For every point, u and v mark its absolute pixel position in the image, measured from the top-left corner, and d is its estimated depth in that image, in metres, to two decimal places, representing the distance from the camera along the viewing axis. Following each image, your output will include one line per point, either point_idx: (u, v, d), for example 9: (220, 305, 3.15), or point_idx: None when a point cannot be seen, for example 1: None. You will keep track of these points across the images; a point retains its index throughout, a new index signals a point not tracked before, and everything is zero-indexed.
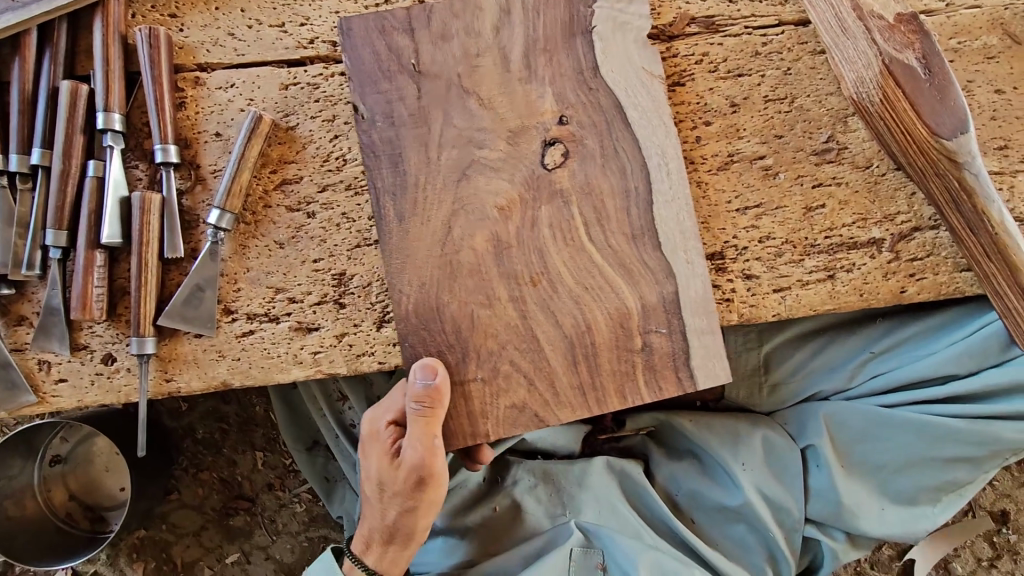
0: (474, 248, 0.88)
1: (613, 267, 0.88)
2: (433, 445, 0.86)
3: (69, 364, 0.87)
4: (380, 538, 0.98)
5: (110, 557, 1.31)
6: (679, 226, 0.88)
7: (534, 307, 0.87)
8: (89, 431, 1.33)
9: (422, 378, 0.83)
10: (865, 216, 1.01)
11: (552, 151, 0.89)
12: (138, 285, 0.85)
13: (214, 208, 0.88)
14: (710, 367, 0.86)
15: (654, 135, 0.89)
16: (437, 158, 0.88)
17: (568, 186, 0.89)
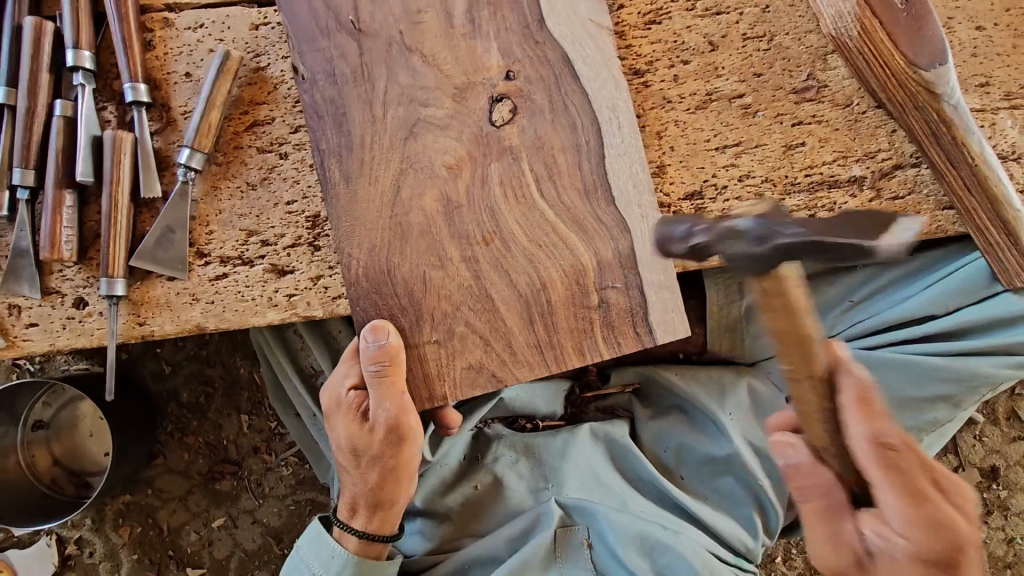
0: (423, 206, 0.85)
1: (570, 214, 0.86)
2: (404, 403, 0.85)
3: (40, 308, 0.86)
4: (366, 503, 0.96)
5: (95, 522, 1.31)
6: (631, 178, 0.87)
7: (488, 267, 0.85)
8: (72, 395, 1.32)
9: (373, 340, 0.81)
10: (846, 154, 1.00)
11: (499, 108, 0.87)
12: (108, 226, 0.84)
13: (185, 147, 0.86)
14: (668, 318, 0.85)
15: (604, 88, 0.88)
16: (383, 116, 0.86)
17: (518, 143, 0.86)
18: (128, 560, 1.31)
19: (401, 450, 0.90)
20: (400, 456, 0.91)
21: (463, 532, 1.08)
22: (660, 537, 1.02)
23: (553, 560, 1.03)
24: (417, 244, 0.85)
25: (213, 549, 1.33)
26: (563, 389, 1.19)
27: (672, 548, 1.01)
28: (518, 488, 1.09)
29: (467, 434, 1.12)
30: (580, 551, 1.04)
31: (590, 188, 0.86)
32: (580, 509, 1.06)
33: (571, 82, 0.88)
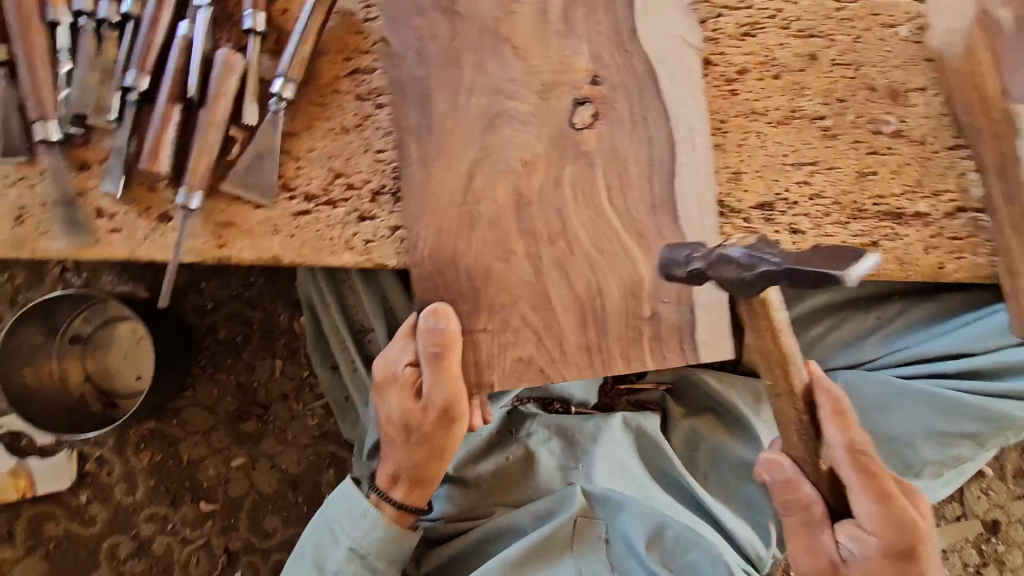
0: (494, 199, 0.81)
1: (635, 228, 0.81)
2: (457, 386, 0.81)
3: (126, 215, 0.89)
4: (408, 477, 0.92)
5: (118, 443, 1.33)
6: (699, 200, 0.82)
7: (550, 265, 0.81)
8: (114, 315, 1.34)
9: (433, 321, 0.78)
10: (914, 189, 1.02)
11: (581, 111, 0.82)
12: (200, 138, 0.87)
13: (278, 78, 0.88)
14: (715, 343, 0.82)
15: (686, 108, 0.82)
16: (466, 102, 0.81)
17: (594, 149, 0.82)
18: (144, 485, 1.32)
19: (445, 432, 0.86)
20: (444, 437, 0.87)
21: (496, 500, 1.10)
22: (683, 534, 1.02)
23: (570, 548, 1.03)
24: (485, 235, 0.80)
25: (228, 488, 1.34)
26: (599, 379, 1.18)
27: (693, 549, 1.01)
28: (548, 468, 1.10)
29: (501, 411, 1.15)
30: (597, 544, 1.04)
31: (656, 206, 0.81)
32: (604, 499, 1.06)
33: (655, 96, 0.83)
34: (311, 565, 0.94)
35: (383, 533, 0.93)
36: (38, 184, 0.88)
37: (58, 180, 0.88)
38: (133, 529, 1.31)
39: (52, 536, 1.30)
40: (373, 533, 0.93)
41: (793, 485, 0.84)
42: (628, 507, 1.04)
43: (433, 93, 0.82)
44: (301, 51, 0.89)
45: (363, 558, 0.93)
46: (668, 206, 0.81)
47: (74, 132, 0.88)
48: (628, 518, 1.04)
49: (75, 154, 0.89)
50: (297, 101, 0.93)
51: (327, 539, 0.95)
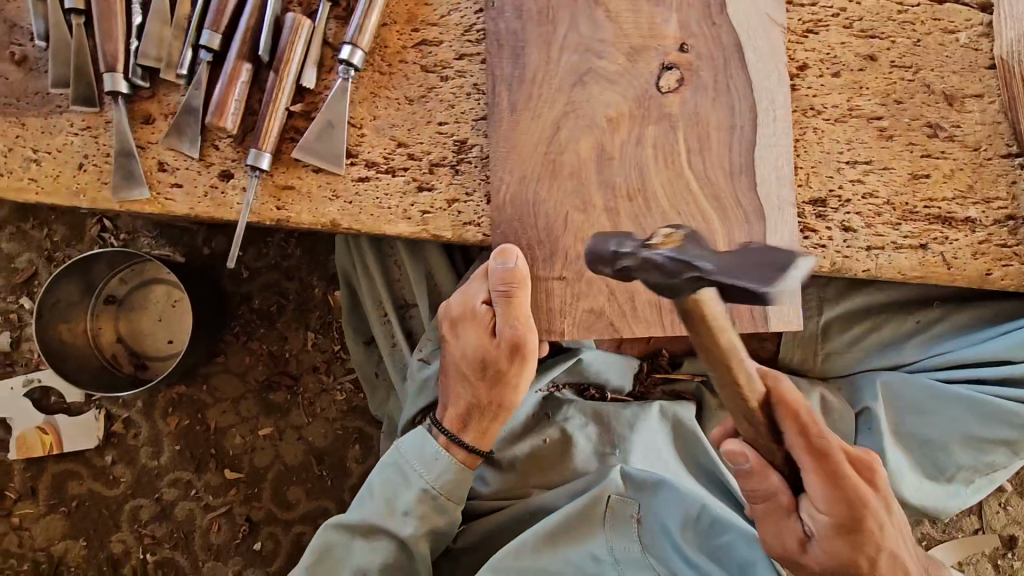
0: (578, 152, 0.87)
1: (712, 193, 0.87)
2: (526, 324, 0.85)
3: (188, 171, 0.89)
4: (471, 408, 0.92)
5: (146, 406, 1.32)
6: (778, 171, 0.87)
7: (626, 218, 0.86)
8: (149, 278, 1.34)
9: (502, 262, 0.84)
10: (965, 194, 1.03)
11: (668, 76, 0.87)
12: (269, 99, 0.87)
13: (346, 45, 0.88)
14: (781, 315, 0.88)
15: (768, 80, 0.88)
16: (557, 59, 0.87)
17: (677, 112, 0.87)
18: (170, 449, 1.32)
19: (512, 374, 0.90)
20: (516, 376, 0.91)
21: (533, 482, 1.10)
22: (718, 519, 1.02)
23: (602, 526, 1.02)
24: (567, 185, 0.86)
25: (254, 457, 1.34)
26: (632, 365, 1.18)
27: (728, 531, 1.01)
28: (585, 450, 1.10)
29: (537, 394, 1.13)
30: (629, 524, 1.03)
31: (733, 171, 0.87)
32: (637, 479, 1.06)
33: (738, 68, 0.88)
34: (383, 505, 0.92)
35: (457, 473, 0.92)
36: (100, 135, 0.88)
37: (120, 131, 0.87)
38: (156, 493, 1.31)
39: (75, 495, 1.30)
40: (446, 474, 0.92)
41: (759, 472, 0.81)
42: (663, 487, 1.05)
43: (526, 54, 0.87)
44: (370, 19, 0.88)
45: (436, 499, 0.92)
46: (747, 173, 0.87)
47: (140, 85, 0.88)
48: (663, 499, 1.05)
49: (140, 107, 0.89)
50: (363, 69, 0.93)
51: (397, 480, 0.93)
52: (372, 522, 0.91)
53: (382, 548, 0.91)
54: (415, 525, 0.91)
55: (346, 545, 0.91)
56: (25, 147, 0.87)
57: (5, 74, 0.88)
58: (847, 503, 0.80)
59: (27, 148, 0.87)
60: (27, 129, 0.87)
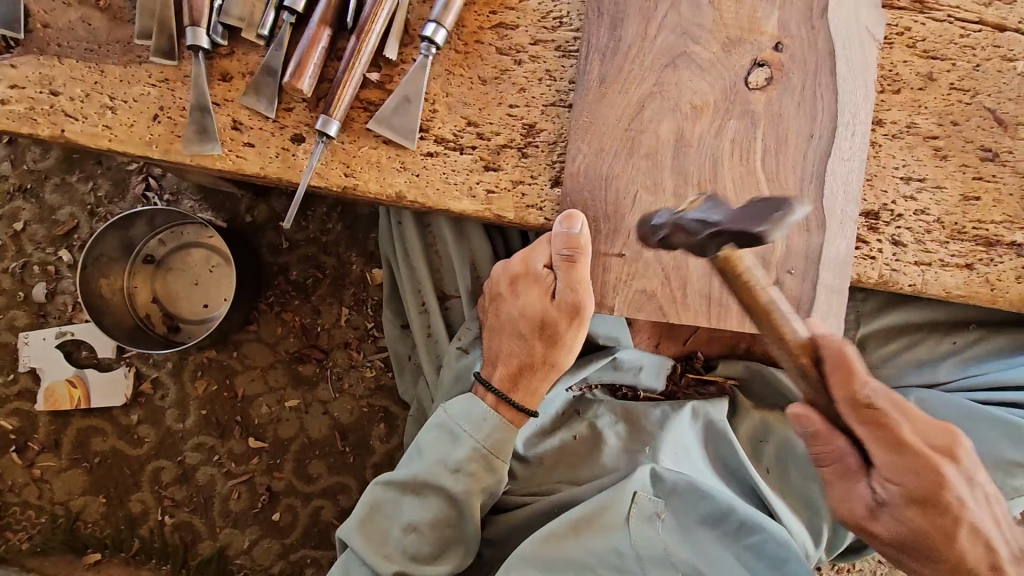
0: (657, 134, 0.89)
1: (781, 196, 0.88)
2: (580, 283, 0.88)
3: (260, 131, 0.89)
4: (515, 366, 0.98)
5: (175, 368, 1.32)
6: (845, 182, 0.87)
7: (692, 207, 0.88)
8: (189, 240, 1.32)
9: (568, 225, 0.87)
10: (1013, 219, 1.04)
11: (758, 73, 0.89)
12: (346, 64, 0.88)
13: (431, 22, 0.88)
14: (827, 322, 0.87)
15: (853, 92, 0.88)
16: (653, 36, 0.89)
17: (761, 108, 0.88)
18: (196, 413, 1.32)
19: (567, 336, 0.95)
20: (570, 338, 0.95)
21: (559, 477, 1.11)
22: (747, 522, 1.02)
23: (626, 521, 1.00)
24: (639, 165, 0.89)
25: (278, 427, 1.33)
26: (666, 366, 1.16)
27: (758, 533, 1.02)
28: (615, 446, 1.09)
29: (566, 393, 1.14)
30: (652, 521, 1.02)
31: (805, 175, 0.88)
32: (666, 476, 1.05)
33: (827, 75, 0.89)
34: (435, 462, 0.97)
35: (504, 433, 0.97)
36: (176, 88, 0.88)
37: (197, 86, 0.87)
38: (180, 455, 1.31)
39: (99, 451, 1.30)
40: (495, 434, 0.97)
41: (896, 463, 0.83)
42: (692, 484, 1.04)
43: (614, 40, 0.89)
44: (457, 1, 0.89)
45: (485, 458, 0.97)
46: (816, 182, 0.87)
47: (220, 42, 0.88)
48: (691, 496, 1.04)
49: (218, 64, 0.90)
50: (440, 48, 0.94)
51: (447, 439, 0.97)
52: (423, 479, 0.96)
53: (432, 505, 0.96)
54: (465, 484, 0.95)
55: (398, 501, 0.97)
56: (102, 94, 0.88)
57: (88, 20, 0.89)
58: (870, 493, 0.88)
59: (104, 95, 0.88)
60: (106, 75, 0.88)
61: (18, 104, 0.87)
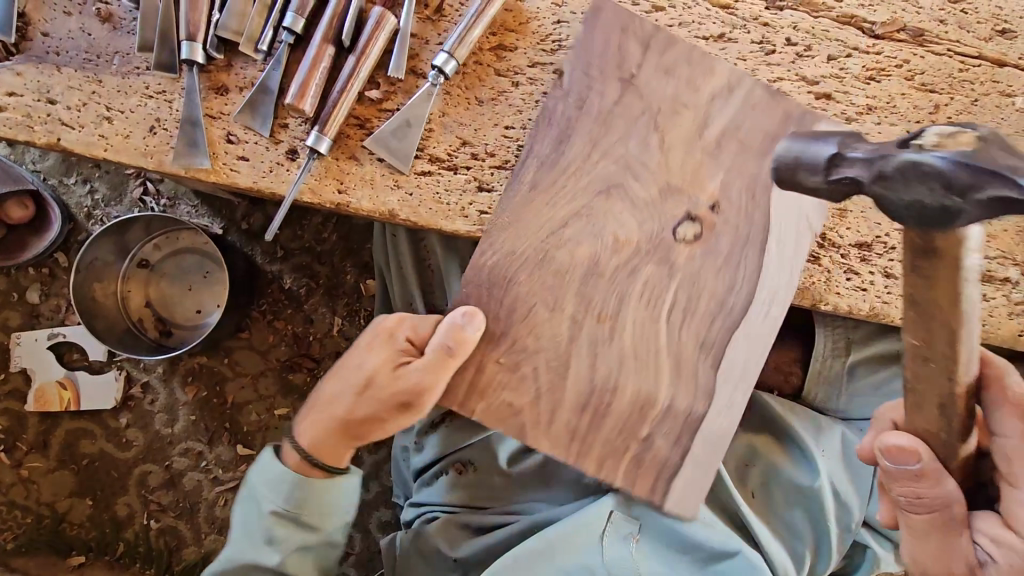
0: (573, 254, 0.88)
1: (673, 357, 0.89)
2: (443, 378, 0.85)
3: (255, 146, 0.89)
4: (351, 431, 0.90)
5: (166, 373, 1.32)
6: (746, 357, 0.90)
7: (586, 336, 0.88)
8: (184, 246, 1.32)
9: (463, 319, 0.84)
10: (1006, 255, 1.04)
11: (688, 228, 0.88)
12: (335, 100, 0.88)
13: (443, 52, 0.90)
14: (683, 494, 0.89)
15: (773, 274, 0.90)
16: (595, 160, 0.88)
17: (681, 263, 0.89)
18: (185, 418, 1.32)
19: (394, 423, 0.90)
20: (398, 424, 0.90)
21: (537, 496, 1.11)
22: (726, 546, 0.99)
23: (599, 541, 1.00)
24: (546, 280, 0.88)
25: (266, 435, 1.33)
26: None
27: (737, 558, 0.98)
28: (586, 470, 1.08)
29: None
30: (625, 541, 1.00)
31: (702, 345, 0.90)
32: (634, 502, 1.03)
33: (755, 252, 0.90)
34: (251, 546, 0.92)
35: (303, 491, 0.91)
36: (173, 101, 0.88)
37: (191, 99, 0.88)
38: (167, 460, 1.31)
39: (87, 454, 1.31)
40: (297, 494, 0.91)
41: (929, 478, 0.74)
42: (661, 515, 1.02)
43: (563, 154, 0.88)
44: (470, 33, 0.90)
45: (296, 519, 0.92)
46: (718, 348, 0.89)
47: (216, 56, 0.88)
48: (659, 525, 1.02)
49: (214, 77, 0.89)
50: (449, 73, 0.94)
51: (252, 513, 0.93)
52: (247, 561, 0.93)
53: None
54: (279, 555, 0.92)
55: None
56: (99, 104, 0.88)
57: (88, 30, 0.89)
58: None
59: (100, 104, 0.88)
60: (103, 85, 0.88)
61: (15, 112, 0.87)
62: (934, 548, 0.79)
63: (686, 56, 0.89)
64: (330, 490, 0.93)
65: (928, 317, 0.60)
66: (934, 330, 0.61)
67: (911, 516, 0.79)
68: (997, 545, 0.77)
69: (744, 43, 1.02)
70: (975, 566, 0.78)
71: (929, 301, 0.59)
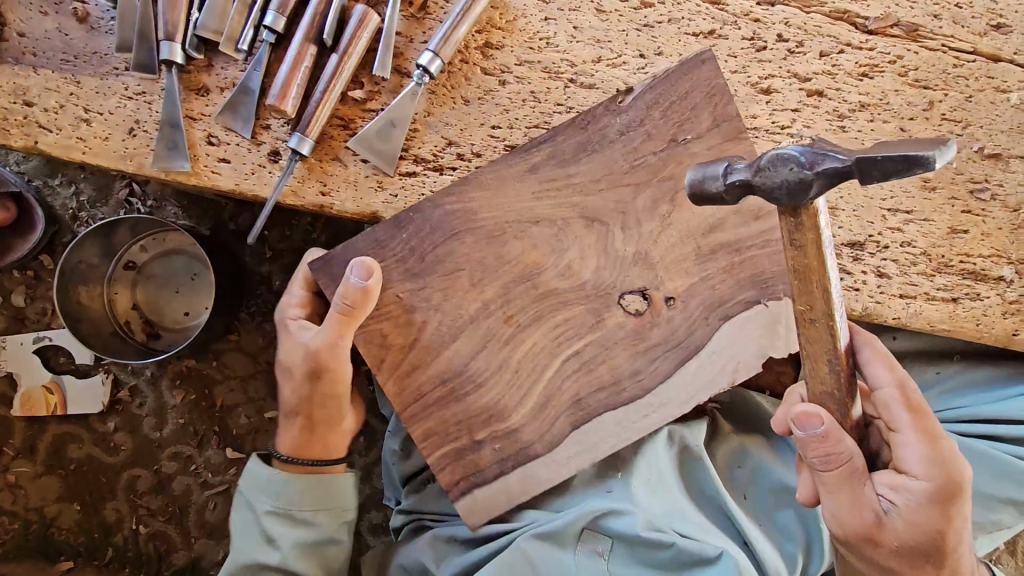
0: (527, 269, 0.87)
1: (545, 395, 0.87)
2: (340, 341, 0.86)
3: (237, 148, 0.88)
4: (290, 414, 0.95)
5: (154, 376, 1.30)
6: (645, 415, 0.88)
7: (497, 354, 0.87)
8: (171, 247, 1.31)
9: (358, 276, 0.83)
10: (1001, 254, 1.02)
11: (636, 304, 0.87)
12: (318, 100, 0.86)
13: (428, 51, 0.88)
14: (475, 506, 0.89)
15: (685, 386, 0.87)
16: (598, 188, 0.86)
17: (613, 327, 0.87)
18: (174, 422, 1.30)
19: (330, 399, 0.93)
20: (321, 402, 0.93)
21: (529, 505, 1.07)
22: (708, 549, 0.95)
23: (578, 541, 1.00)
24: (485, 259, 0.87)
25: (256, 438, 1.31)
26: None
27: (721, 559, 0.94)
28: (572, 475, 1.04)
29: None
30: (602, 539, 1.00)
31: (576, 404, 0.87)
32: (618, 512, 1.00)
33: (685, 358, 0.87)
34: (250, 543, 0.94)
35: (290, 486, 0.94)
36: (152, 102, 0.87)
37: (171, 100, 0.86)
38: (156, 464, 1.30)
39: (75, 458, 1.29)
40: (284, 490, 0.94)
41: (833, 437, 0.73)
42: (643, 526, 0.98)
43: (575, 163, 0.86)
44: (455, 32, 0.88)
45: (289, 514, 0.94)
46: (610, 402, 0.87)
47: (196, 55, 0.87)
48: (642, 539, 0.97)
49: (194, 77, 0.88)
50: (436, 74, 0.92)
51: (249, 514, 0.96)
52: (243, 561, 0.93)
53: None
54: (276, 553, 0.92)
55: None
56: (76, 106, 0.86)
57: (65, 30, 0.87)
58: (929, 465, 0.74)
59: (78, 106, 0.86)
60: (81, 86, 0.87)
61: None
62: (847, 504, 0.75)
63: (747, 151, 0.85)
64: (314, 484, 0.95)
65: (807, 282, 0.67)
66: (814, 293, 0.67)
67: (823, 475, 0.76)
68: (896, 490, 0.76)
69: (734, 39, 1.00)
70: (881, 515, 0.75)
71: (806, 267, 0.65)
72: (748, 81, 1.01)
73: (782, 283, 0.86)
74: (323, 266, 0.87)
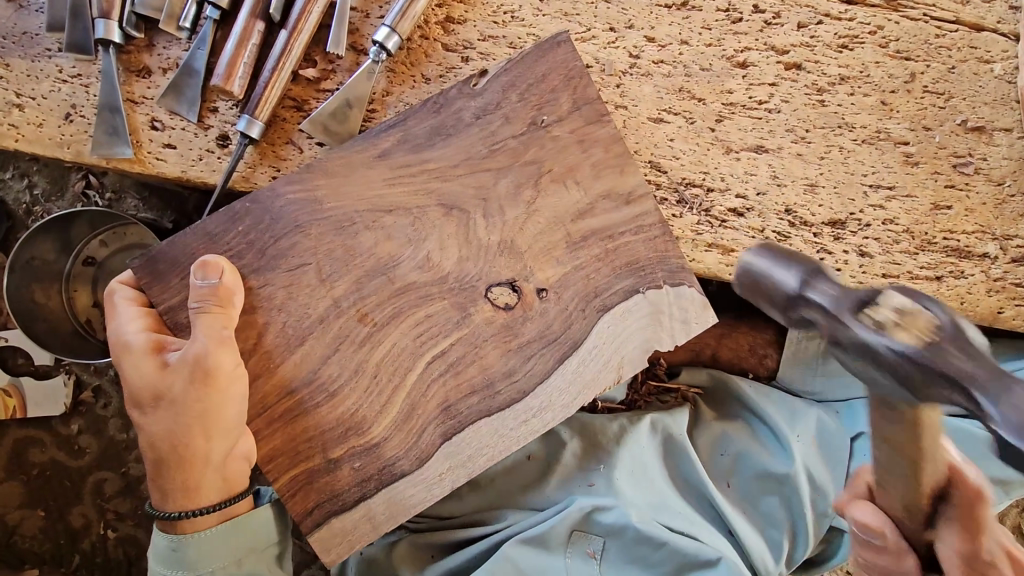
0: (495, 259, 0.81)
1: (410, 403, 0.80)
2: (223, 338, 0.76)
3: (181, 132, 0.84)
4: (159, 452, 0.80)
5: (117, 375, 1.25)
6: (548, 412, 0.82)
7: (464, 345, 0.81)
8: (133, 242, 1.20)
9: (205, 276, 0.75)
10: (985, 230, 0.99)
11: (503, 294, 0.81)
12: (267, 81, 0.81)
13: (384, 27, 0.83)
14: (331, 538, 0.80)
15: (562, 393, 0.81)
16: (567, 179, 0.82)
17: (527, 330, 0.81)
18: None
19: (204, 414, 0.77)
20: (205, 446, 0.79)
21: (504, 502, 1.03)
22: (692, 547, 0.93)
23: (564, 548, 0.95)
24: (333, 252, 0.80)
25: None
26: None
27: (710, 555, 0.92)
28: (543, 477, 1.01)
29: None
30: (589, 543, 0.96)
31: (447, 409, 0.80)
32: (607, 507, 0.96)
33: (561, 359, 0.81)
34: None
35: (210, 543, 0.82)
36: (90, 85, 0.83)
37: (108, 84, 0.82)
38: (123, 466, 1.26)
39: (37, 463, 1.25)
40: (205, 550, 0.82)
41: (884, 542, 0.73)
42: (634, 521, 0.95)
43: (428, 148, 0.81)
44: (412, 6, 0.83)
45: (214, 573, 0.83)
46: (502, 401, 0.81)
47: (134, 34, 0.82)
48: (632, 535, 0.94)
49: (134, 58, 0.84)
50: (399, 53, 0.88)
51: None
52: None
53: None
54: None
55: None
56: (7, 90, 0.83)
57: None
58: None
59: (10, 91, 0.83)
60: (12, 70, 0.83)
61: None
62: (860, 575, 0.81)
63: (611, 135, 0.82)
64: (242, 532, 0.85)
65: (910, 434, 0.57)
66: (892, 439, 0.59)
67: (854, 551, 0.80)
68: None
69: (708, 10, 0.97)
70: None
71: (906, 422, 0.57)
72: (723, 54, 0.97)
73: (662, 270, 0.82)
74: (146, 265, 0.79)
